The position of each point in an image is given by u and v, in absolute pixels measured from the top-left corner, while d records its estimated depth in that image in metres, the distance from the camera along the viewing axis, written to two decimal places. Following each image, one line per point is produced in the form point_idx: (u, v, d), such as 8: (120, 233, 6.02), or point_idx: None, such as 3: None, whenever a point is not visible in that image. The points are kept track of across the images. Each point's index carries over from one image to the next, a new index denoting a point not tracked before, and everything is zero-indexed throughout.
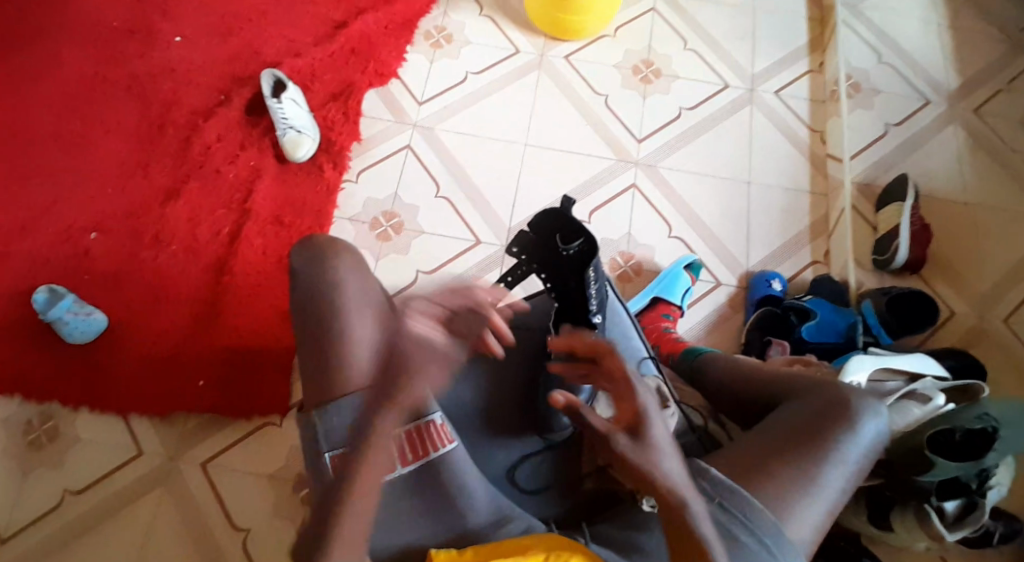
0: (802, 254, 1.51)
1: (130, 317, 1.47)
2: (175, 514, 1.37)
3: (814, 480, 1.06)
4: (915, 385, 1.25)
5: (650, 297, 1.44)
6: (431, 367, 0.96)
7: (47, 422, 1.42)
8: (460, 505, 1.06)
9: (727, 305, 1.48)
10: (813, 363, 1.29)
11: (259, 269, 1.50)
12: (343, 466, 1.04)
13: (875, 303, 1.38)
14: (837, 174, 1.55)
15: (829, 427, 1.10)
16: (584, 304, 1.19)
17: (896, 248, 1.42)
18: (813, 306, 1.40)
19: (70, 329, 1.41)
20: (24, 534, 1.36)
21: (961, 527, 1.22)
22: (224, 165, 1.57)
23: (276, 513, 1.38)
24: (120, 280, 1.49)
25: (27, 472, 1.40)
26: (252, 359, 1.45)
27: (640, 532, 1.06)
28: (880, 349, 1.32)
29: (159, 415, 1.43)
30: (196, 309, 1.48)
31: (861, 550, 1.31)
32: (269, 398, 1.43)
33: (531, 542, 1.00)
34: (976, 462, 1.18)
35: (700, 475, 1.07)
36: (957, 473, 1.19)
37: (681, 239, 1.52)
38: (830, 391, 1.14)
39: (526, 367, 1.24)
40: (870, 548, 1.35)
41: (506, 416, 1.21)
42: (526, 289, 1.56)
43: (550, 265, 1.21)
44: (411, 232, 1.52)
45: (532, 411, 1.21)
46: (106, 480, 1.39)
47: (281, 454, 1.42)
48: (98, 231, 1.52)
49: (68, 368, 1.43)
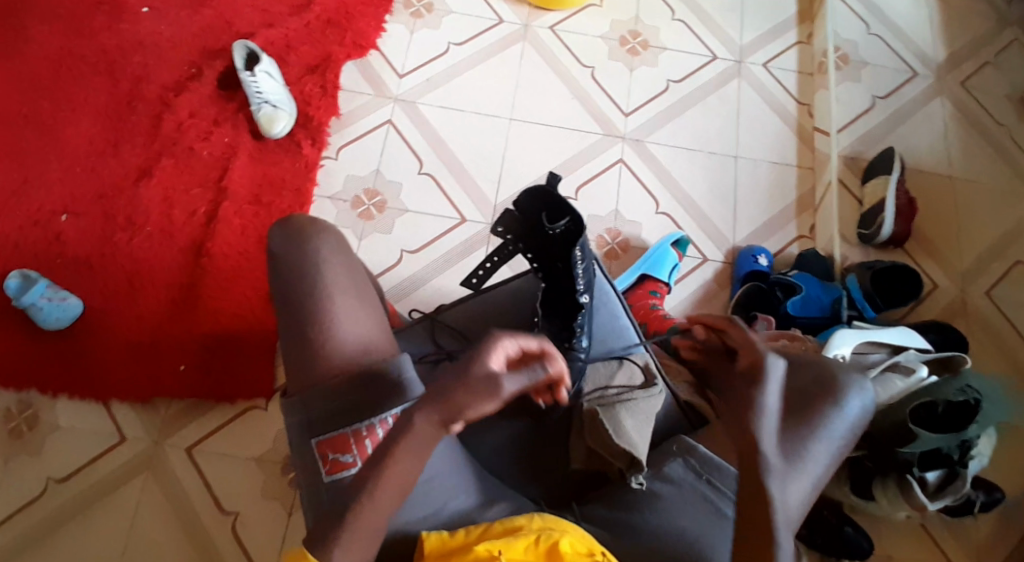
0: (788, 229, 1.50)
1: (108, 303, 1.45)
2: (162, 499, 1.39)
3: (798, 452, 1.09)
4: (897, 358, 1.30)
5: (638, 274, 1.43)
6: (480, 376, 0.86)
7: (27, 410, 1.42)
8: (458, 487, 1.12)
9: (714, 281, 1.47)
10: (799, 338, 1.33)
11: (239, 251, 1.48)
12: (331, 453, 1.07)
13: (859, 278, 1.39)
14: (824, 149, 1.54)
15: (818, 402, 1.14)
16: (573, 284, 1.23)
17: (880, 223, 1.42)
18: (798, 280, 1.41)
19: (45, 315, 1.40)
20: (10, 521, 1.37)
21: (942, 496, 1.27)
22: (198, 142, 1.52)
23: (264, 494, 1.40)
24: (96, 264, 1.46)
25: (10, 461, 1.40)
26: (234, 341, 1.44)
27: (630, 511, 1.13)
28: (864, 324, 1.36)
29: (142, 402, 1.43)
30: (174, 294, 1.46)
31: (844, 519, 1.35)
32: (253, 384, 1.43)
33: (525, 524, 1.05)
34: (958, 433, 1.25)
35: (686, 452, 1.16)
36: (939, 444, 1.25)
37: (669, 215, 1.50)
38: (819, 366, 1.18)
39: None
40: (851, 516, 1.38)
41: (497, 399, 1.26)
42: (513, 268, 1.51)
43: (538, 245, 1.24)
44: (394, 211, 1.50)
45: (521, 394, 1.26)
46: (90, 466, 1.40)
47: (268, 438, 1.42)
48: (69, 212, 1.48)
49: (50, 352, 1.43)
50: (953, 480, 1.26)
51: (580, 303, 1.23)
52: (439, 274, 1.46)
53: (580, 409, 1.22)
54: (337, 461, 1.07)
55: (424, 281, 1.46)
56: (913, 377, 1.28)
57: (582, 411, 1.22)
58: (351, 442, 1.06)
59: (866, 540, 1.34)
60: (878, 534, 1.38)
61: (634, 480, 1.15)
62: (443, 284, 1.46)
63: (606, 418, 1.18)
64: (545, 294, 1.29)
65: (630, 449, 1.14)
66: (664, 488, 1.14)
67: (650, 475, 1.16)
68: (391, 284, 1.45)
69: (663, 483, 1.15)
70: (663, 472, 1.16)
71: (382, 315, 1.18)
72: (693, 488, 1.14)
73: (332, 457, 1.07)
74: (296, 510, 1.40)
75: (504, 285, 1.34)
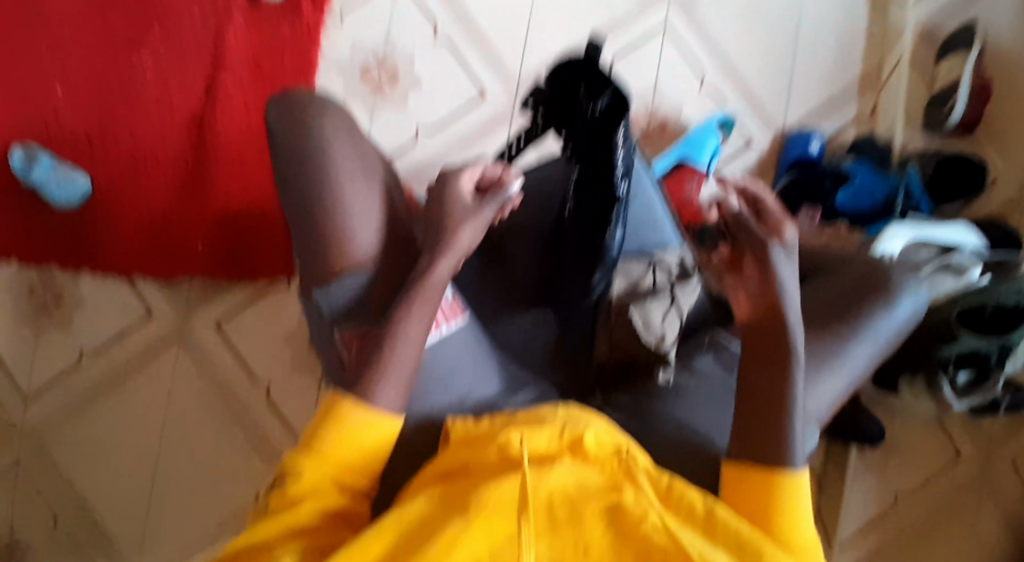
0: (846, 111, 1.40)
1: (115, 179, 1.40)
2: (196, 371, 1.40)
3: (841, 347, 1.03)
4: (951, 257, 1.21)
5: (675, 159, 1.34)
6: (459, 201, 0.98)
7: (50, 286, 1.41)
8: (482, 371, 1.08)
9: (757, 168, 1.40)
10: (843, 234, 1.26)
11: (243, 125, 1.42)
12: (354, 342, 0.97)
13: (920, 169, 1.29)
14: (897, 19, 1.40)
15: (864, 299, 1.05)
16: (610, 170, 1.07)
17: (953, 107, 1.30)
18: (851, 170, 1.31)
19: (54, 191, 1.36)
20: (47, 394, 1.39)
21: (970, 396, 1.24)
22: (188, 8, 1.41)
23: (295, 367, 1.40)
24: (96, 139, 1.40)
25: (39, 336, 1.40)
26: (247, 223, 1.41)
27: (654, 399, 1.09)
28: (918, 217, 1.25)
29: (165, 279, 1.41)
30: (184, 171, 1.41)
31: (860, 411, 1.32)
32: (274, 263, 1.41)
33: (549, 414, 0.92)
34: (1001, 337, 1.18)
35: (716, 348, 1.12)
36: (979, 347, 1.20)
37: (714, 92, 1.41)
38: (865, 266, 1.09)
39: (544, 224, 1.17)
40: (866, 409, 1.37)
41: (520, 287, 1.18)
42: (539, 152, 1.47)
43: (572, 118, 1.08)
44: (407, 83, 1.44)
45: (545, 282, 1.16)
46: (120, 340, 1.41)
47: (293, 313, 1.41)
48: (63, 82, 1.40)
49: (62, 230, 1.40)
50: (985, 382, 1.22)
51: (616, 192, 1.07)
52: (458, 155, 1.43)
53: (608, 303, 1.16)
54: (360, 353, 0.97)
55: (441, 162, 1.43)
56: (963, 279, 1.20)
57: (610, 306, 1.16)
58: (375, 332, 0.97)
59: (877, 430, 1.32)
60: (899, 431, 1.36)
61: (661, 373, 1.11)
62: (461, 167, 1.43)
63: (634, 309, 1.14)
64: (575, 185, 1.11)
65: (657, 340, 1.11)
66: (688, 379, 1.10)
67: (677, 367, 1.12)
68: (407, 166, 1.42)
69: (689, 375, 1.11)
70: (691, 364, 1.11)
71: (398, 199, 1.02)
72: (718, 382, 1.10)
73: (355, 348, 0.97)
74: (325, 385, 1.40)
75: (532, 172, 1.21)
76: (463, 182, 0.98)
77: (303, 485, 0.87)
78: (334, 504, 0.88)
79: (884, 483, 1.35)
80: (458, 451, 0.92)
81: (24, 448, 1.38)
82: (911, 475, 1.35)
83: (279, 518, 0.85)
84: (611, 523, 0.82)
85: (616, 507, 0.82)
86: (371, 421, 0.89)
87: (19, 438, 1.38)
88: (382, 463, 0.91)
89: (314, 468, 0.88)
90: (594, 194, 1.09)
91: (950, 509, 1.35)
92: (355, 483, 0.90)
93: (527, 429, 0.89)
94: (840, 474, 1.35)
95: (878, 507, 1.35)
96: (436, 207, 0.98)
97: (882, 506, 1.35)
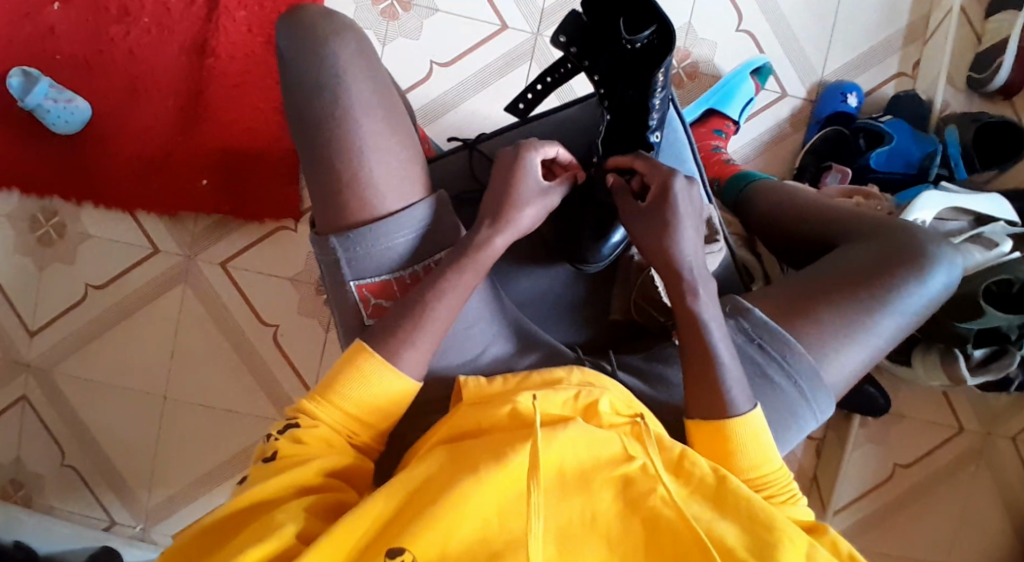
0: (889, 63, 1.33)
1: (113, 104, 1.36)
2: (201, 311, 1.38)
3: (864, 317, 0.93)
4: (982, 229, 1.18)
5: (704, 108, 1.29)
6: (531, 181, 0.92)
7: (52, 218, 1.38)
8: (493, 328, 0.94)
9: (788, 122, 1.34)
10: (874, 196, 1.19)
11: (246, 51, 1.37)
12: (373, 296, 0.89)
13: (960, 132, 1.23)
14: None
15: (895, 267, 0.95)
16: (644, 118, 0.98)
17: (998, 66, 1.24)
18: (889, 128, 1.25)
19: (52, 118, 1.31)
20: (51, 328, 1.39)
21: (984, 372, 1.21)
22: None
23: (299, 311, 1.38)
24: (95, 61, 1.36)
25: (43, 269, 1.38)
26: (253, 156, 1.37)
27: (668, 365, 0.97)
28: (952, 185, 1.21)
29: (167, 215, 1.38)
30: (186, 98, 1.37)
31: (867, 379, 1.32)
32: (278, 201, 1.36)
33: (565, 377, 0.85)
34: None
35: (738, 314, 0.95)
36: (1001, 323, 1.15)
37: (750, 34, 1.33)
38: (900, 233, 0.99)
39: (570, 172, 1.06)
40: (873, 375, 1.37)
41: (537, 237, 1.06)
42: (561, 97, 1.40)
43: (606, 59, 0.97)
44: (422, 9, 1.38)
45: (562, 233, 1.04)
46: (125, 278, 1.38)
47: (298, 257, 1.38)
48: (60, 1, 1.37)
49: (61, 159, 1.36)
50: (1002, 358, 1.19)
51: (648, 142, 1.00)
52: (476, 94, 1.37)
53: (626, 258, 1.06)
54: (379, 305, 0.90)
55: (458, 100, 1.38)
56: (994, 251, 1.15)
57: (630, 263, 1.05)
58: (395, 286, 0.89)
59: (884, 400, 1.32)
60: (906, 398, 1.37)
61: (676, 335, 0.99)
62: (477, 106, 1.38)
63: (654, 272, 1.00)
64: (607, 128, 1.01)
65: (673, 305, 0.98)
66: None
67: None
68: (420, 103, 1.37)
69: None
70: None
71: (412, 137, 0.91)
72: (740, 352, 0.93)
73: (373, 301, 0.90)
74: (329, 332, 1.38)
75: (556, 113, 1.09)
76: (533, 163, 0.92)
77: (312, 436, 0.82)
78: (342, 462, 0.82)
79: (886, 451, 1.37)
80: (471, 407, 0.83)
81: (31, 383, 1.39)
82: (913, 446, 1.36)
83: (284, 472, 0.79)
84: (622, 495, 0.77)
85: (625, 479, 0.78)
86: (388, 387, 0.84)
87: (26, 373, 1.39)
88: (392, 423, 0.86)
89: (326, 417, 0.83)
90: (625, 142, 1.01)
91: (949, 477, 1.36)
92: (363, 441, 0.85)
93: (542, 389, 0.83)
94: (840, 440, 1.37)
95: (878, 474, 1.36)
96: (499, 174, 0.92)
97: (882, 476, 1.36)
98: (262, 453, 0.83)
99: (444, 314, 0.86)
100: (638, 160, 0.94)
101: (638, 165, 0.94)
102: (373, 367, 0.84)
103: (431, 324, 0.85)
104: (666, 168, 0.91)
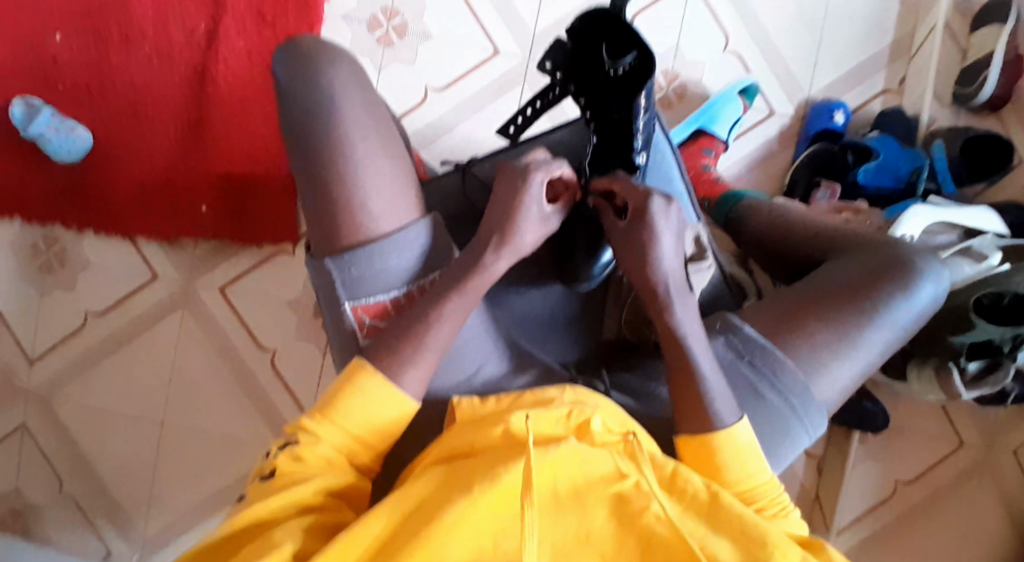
0: (875, 80, 1.35)
1: (114, 132, 1.38)
2: (199, 336, 1.40)
3: (854, 332, 0.93)
4: (971, 242, 1.18)
5: (693, 128, 1.30)
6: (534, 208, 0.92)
7: (53, 246, 1.40)
8: (487, 345, 0.95)
9: (777, 141, 1.35)
10: (864, 212, 1.20)
11: (245, 79, 1.39)
12: (368, 317, 0.90)
13: (946, 145, 1.26)
14: None
15: (884, 282, 0.96)
16: (629, 139, 0.99)
17: (984, 81, 1.25)
18: (876, 144, 1.26)
19: (54, 147, 1.33)
20: (52, 355, 1.40)
21: (979, 385, 1.19)
22: None
23: (298, 334, 1.40)
24: (97, 89, 1.38)
25: (44, 296, 1.40)
26: (252, 182, 1.39)
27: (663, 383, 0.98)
28: (941, 197, 1.22)
29: (167, 241, 1.40)
30: (187, 125, 1.39)
31: (864, 393, 1.33)
32: (276, 227, 1.38)
33: (557, 395, 0.84)
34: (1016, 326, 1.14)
35: (729, 331, 0.95)
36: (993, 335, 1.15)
37: (738, 54, 1.35)
38: (888, 248, 0.99)
39: None
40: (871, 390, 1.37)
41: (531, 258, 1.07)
42: (552, 119, 1.42)
43: (591, 84, 0.99)
44: (416, 36, 1.40)
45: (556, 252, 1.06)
46: (125, 304, 1.40)
47: (296, 281, 1.40)
48: (61, 31, 1.39)
49: (62, 187, 1.38)
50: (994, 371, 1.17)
51: (635, 162, 1.01)
52: (470, 117, 1.40)
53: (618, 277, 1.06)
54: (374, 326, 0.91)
55: (453, 123, 1.40)
56: (984, 263, 1.16)
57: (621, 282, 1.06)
58: (389, 307, 0.90)
59: (881, 416, 1.33)
60: (903, 412, 1.37)
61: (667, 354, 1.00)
62: (471, 129, 1.40)
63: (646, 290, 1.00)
64: (594, 150, 1.02)
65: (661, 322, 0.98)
66: None
67: None
68: (415, 128, 1.39)
69: None
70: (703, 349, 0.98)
71: (406, 159, 0.93)
72: (729, 368, 0.94)
73: (367, 321, 0.91)
74: (326, 354, 1.39)
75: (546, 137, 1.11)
76: (537, 185, 0.92)
77: (311, 455, 0.82)
78: (341, 482, 0.83)
79: (885, 466, 1.37)
80: (464, 427, 0.84)
81: (31, 410, 1.40)
82: (911, 460, 1.37)
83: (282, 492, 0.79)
84: (615, 514, 0.78)
85: (620, 497, 0.78)
86: (387, 407, 0.85)
87: (26, 400, 1.40)
88: (391, 444, 0.87)
89: (326, 437, 0.83)
90: (611, 164, 1.02)
91: (947, 491, 1.36)
92: (362, 462, 0.86)
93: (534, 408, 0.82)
94: (839, 456, 1.37)
95: (877, 489, 1.36)
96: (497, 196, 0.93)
97: (880, 490, 1.36)
98: (262, 471, 0.83)
99: (436, 338, 0.87)
100: (618, 182, 0.94)
101: (617, 187, 0.94)
102: (370, 388, 0.85)
103: (419, 349, 0.86)
104: (642, 191, 0.92)
